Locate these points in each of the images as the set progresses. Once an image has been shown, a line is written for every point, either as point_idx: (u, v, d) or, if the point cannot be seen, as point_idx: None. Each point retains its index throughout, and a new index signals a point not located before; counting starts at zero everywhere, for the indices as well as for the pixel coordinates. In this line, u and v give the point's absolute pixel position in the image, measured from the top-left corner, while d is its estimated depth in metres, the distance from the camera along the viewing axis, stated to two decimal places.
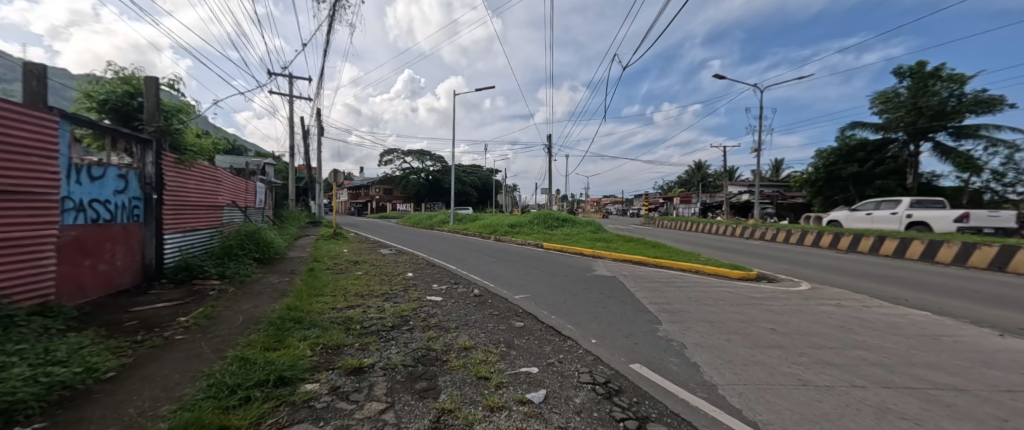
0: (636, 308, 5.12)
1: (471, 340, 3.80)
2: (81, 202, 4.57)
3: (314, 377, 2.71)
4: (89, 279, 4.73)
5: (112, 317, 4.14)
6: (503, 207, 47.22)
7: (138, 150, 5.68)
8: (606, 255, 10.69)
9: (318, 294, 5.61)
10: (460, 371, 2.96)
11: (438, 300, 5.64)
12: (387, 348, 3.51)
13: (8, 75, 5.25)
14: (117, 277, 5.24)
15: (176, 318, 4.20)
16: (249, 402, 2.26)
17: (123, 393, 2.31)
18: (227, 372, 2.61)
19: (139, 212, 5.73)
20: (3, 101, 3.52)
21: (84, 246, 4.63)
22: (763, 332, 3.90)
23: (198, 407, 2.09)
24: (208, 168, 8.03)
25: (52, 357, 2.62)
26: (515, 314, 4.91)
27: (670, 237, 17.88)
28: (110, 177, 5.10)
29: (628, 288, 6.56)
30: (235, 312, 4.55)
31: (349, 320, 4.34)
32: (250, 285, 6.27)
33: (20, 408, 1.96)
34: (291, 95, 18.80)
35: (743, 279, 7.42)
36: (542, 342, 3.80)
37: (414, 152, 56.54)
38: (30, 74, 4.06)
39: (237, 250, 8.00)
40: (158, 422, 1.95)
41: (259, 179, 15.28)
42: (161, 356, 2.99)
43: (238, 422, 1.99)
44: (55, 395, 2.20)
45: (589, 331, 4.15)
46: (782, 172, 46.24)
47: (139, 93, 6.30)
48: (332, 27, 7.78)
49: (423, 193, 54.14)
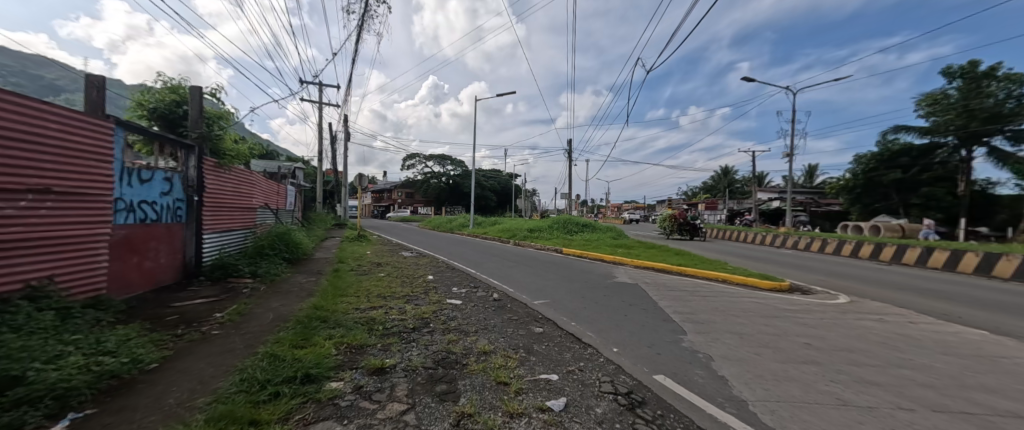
0: (659, 317, 4.98)
1: (490, 345, 3.80)
2: (131, 203, 4.91)
3: (339, 376, 2.79)
4: (136, 275, 5.05)
5: (155, 311, 4.39)
6: (521, 211, 47.20)
7: (182, 154, 6.05)
8: (628, 261, 10.48)
9: (343, 295, 5.78)
10: (480, 376, 2.97)
11: (458, 303, 5.70)
12: (408, 349, 3.56)
13: (73, 85, 5.75)
14: (159, 274, 5.55)
15: (212, 314, 4.42)
16: (278, 397, 2.34)
17: (163, 384, 2.44)
18: (258, 367, 2.72)
19: (182, 213, 6.08)
20: (74, 112, 3.94)
21: (132, 244, 4.96)
22: (796, 346, 3.71)
23: (231, 400, 2.19)
24: (245, 171, 8.48)
25: (102, 347, 2.81)
26: (534, 320, 4.90)
27: (656, 239, 19.45)
28: (157, 180, 5.44)
29: (650, 296, 6.40)
30: (265, 310, 4.76)
31: (372, 321, 4.45)
32: (280, 284, 6.53)
33: (75, 394, 2.13)
34: (321, 101, 19.56)
35: (773, 290, 7.08)
36: (562, 349, 3.75)
37: (435, 156, 57.23)
38: (91, 85, 4.41)
39: (269, 250, 8.36)
40: (196, 413, 2.05)
41: (289, 182, 15.90)
42: (198, 350, 3.15)
43: (269, 416, 2.07)
44: (104, 384, 2.35)
45: (609, 338, 4.09)
46: (816, 178, 43.81)
47: (185, 102, 6.73)
48: (361, 37, 8.05)
49: (443, 198, 54.82)
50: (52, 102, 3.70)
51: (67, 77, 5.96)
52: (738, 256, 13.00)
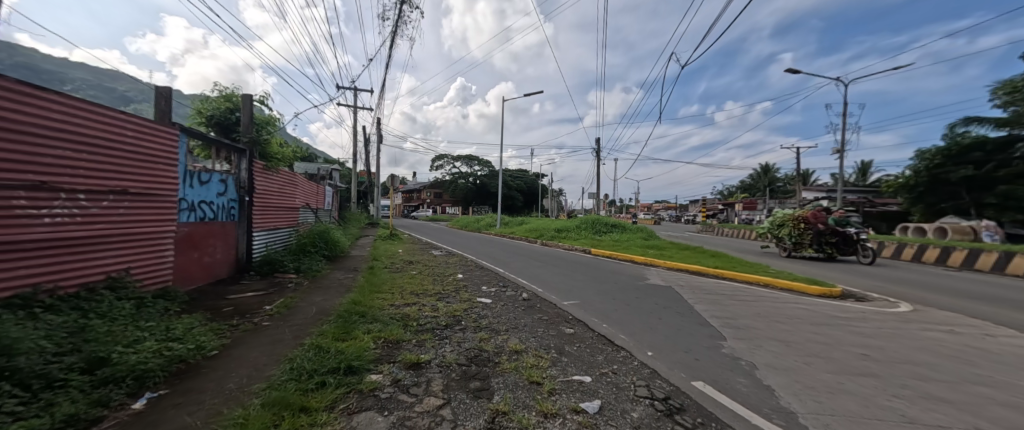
0: (696, 321, 4.79)
1: (522, 344, 3.82)
2: (193, 202, 5.36)
3: (378, 368, 2.90)
4: (197, 269, 5.50)
5: (213, 302, 4.76)
6: (548, 211, 46.83)
7: (235, 158, 6.52)
8: (660, 263, 10.16)
9: (378, 291, 5.99)
10: (512, 374, 2.99)
11: (488, 302, 5.76)
12: (442, 345, 3.65)
13: (143, 97, 6.36)
14: (216, 269, 6.00)
15: (263, 306, 4.74)
16: (324, 387, 2.48)
17: (223, 370, 2.64)
18: (305, 357, 2.89)
19: (235, 212, 6.55)
20: (143, 120, 4.31)
21: (193, 240, 5.40)
22: (851, 357, 3.44)
23: (283, 387, 2.34)
24: (289, 173, 9.01)
25: (171, 334, 3.09)
26: (565, 320, 4.86)
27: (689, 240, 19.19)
28: (214, 181, 5.90)
29: (685, 299, 6.18)
30: (309, 303, 5.03)
31: (407, 317, 4.59)
32: (321, 279, 6.88)
33: (150, 376, 2.36)
34: (356, 105, 20.36)
35: (822, 296, 6.62)
36: (594, 351, 3.70)
37: (464, 156, 58.03)
38: (160, 95, 4.85)
39: (311, 247, 8.83)
40: (253, 398, 2.21)
41: (327, 183, 16.68)
42: (251, 339, 3.39)
43: (317, 404, 2.19)
44: (174, 367, 2.59)
45: (643, 341, 3.99)
46: (870, 176, 40.35)
47: (238, 109, 7.25)
48: (394, 43, 8.31)
49: (471, 198, 55.43)
50: (130, 112, 4.14)
51: (139, 90, 6.60)
52: (778, 257, 12.36)
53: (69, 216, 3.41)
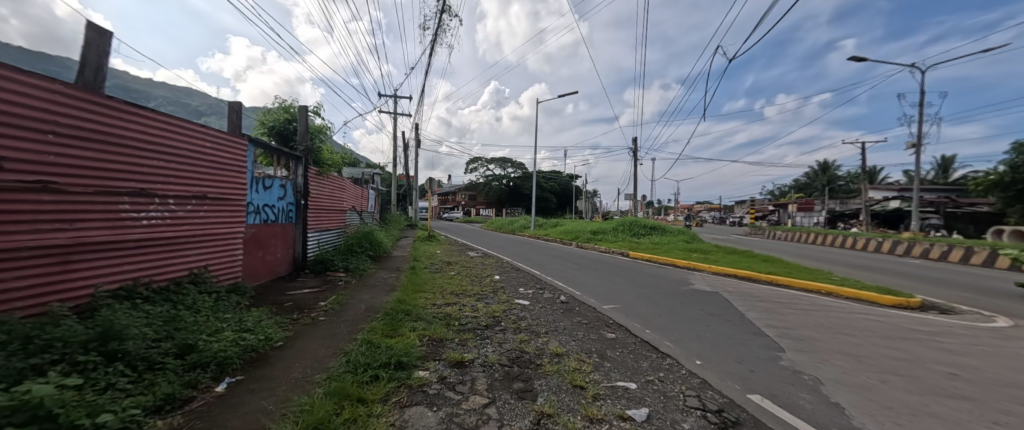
0: (749, 330, 4.50)
1: (563, 347, 3.79)
2: (258, 206, 5.86)
3: (425, 365, 3.02)
4: (261, 267, 6.00)
5: (275, 298, 5.18)
6: (584, 213, 46.03)
7: (292, 164, 7.04)
8: (706, 267, 9.65)
9: (420, 290, 6.22)
10: (555, 377, 2.98)
11: (527, 303, 5.77)
12: (483, 345, 3.72)
13: (214, 110, 7.06)
14: (277, 266, 6.52)
15: (318, 302, 5.10)
16: (377, 380, 2.61)
17: (289, 359, 2.87)
18: (359, 351, 3.07)
19: (293, 214, 7.07)
20: (220, 133, 4.81)
21: (259, 240, 5.90)
22: (937, 376, 3.08)
23: (341, 379, 2.50)
24: (339, 178, 9.57)
25: (244, 325, 3.41)
26: (606, 324, 4.76)
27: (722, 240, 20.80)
28: (276, 186, 6.41)
29: (735, 306, 5.84)
30: (358, 301, 5.32)
31: (449, 316, 4.72)
32: (367, 278, 7.26)
33: (229, 362, 2.63)
34: (396, 112, 21.18)
35: (897, 308, 5.97)
36: (638, 357, 3.60)
37: (499, 159, 58.55)
38: (232, 109, 5.36)
39: (357, 247, 9.34)
40: (315, 387, 2.37)
41: (370, 187, 17.51)
42: (311, 332, 3.65)
43: (372, 396, 2.32)
44: (248, 355, 2.86)
45: (691, 349, 3.83)
46: (954, 172, 35.71)
47: (295, 119, 7.83)
48: (433, 51, 8.57)
49: (506, 199, 55.77)
50: (210, 126, 4.63)
51: (213, 105, 7.32)
52: (841, 263, 11.31)
53: (161, 219, 3.87)
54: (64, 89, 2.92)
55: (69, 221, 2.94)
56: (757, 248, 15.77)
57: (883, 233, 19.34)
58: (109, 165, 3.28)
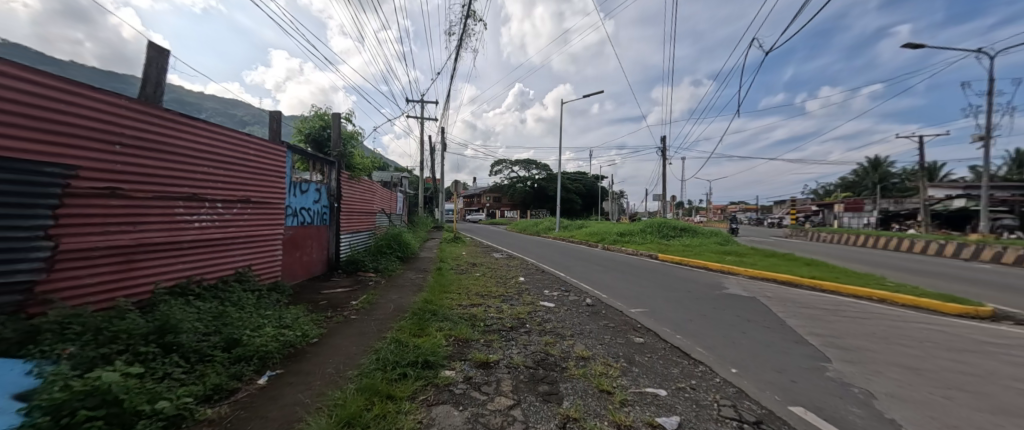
0: (790, 338, 4.28)
1: (588, 350, 3.75)
2: (295, 209, 6.18)
3: (451, 365, 3.07)
4: (298, 266, 6.31)
5: (311, 296, 5.44)
6: (610, 214, 45.19)
7: (326, 169, 7.36)
8: (740, 271, 9.25)
9: (447, 291, 6.33)
10: (581, 381, 2.96)
11: (552, 306, 5.76)
12: (508, 347, 3.74)
13: (257, 120, 7.52)
14: (313, 266, 6.83)
15: (350, 301, 5.31)
16: (405, 378, 2.70)
17: (324, 355, 3.02)
18: (389, 349, 3.17)
19: (327, 217, 7.39)
20: (263, 141, 5.14)
21: (296, 241, 6.21)
22: (1010, 394, 2.81)
23: (372, 375, 2.60)
24: (369, 182, 9.91)
25: (284, 322, 3.61)
26: (634, 328, 4.67)
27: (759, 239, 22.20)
28: (311, 190, 6.73)
29: (773, 311, 5.56)
30: (387, 300, 5.49)
31: (474, 317, 4.78)
32: (396, 278, 7.48)
33: (269, 356, 2.80)
34: (423, 117, 21.67)
35: (962, 317, 5.48)
36: (668, 363, 3.51)
37: (523, 161, 58.59)
38: (273, 118, 5.68)
39: (386, 249, 9.63)
40: (347, 382, 2.48)
41: (399, 190, 17.99)
42: (343, 330, 3.81)
43: (400, 393, 2.40)
44: (287, 350, 3.03)
45: (724, 356, 3.69)
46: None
47: (328, 126, 8.19)
48: (458, 56, 8.72)
49: (531, 201, 55.68)
50: (254, 135, 4.95)
51: (255, 115, 7.79)
52: (895, 267, 10.48)
53: (210, 222, 4.17)
54: (129, 105, 3.22)
55: (133, 224, 3.23)
56: (799, 251, 14.89)
57: (940, 235, 18.81)
58: (167, 172, 3.58)
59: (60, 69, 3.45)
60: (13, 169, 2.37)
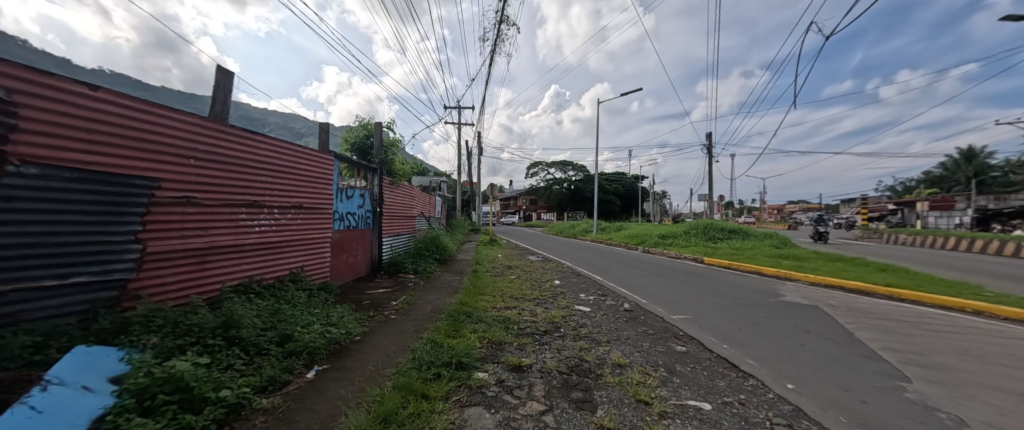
0: (859, 353, 3.91)
1: (625, 358, 3.67)
2: (341, 214, 6.57)
3: (484, 367, 3.13)
4: (345, 267, 6.70)
5: (356, 296, 5.76)
6: (651, 216, 43.50)
7: (369, 175, 7.76)
8: (800, 276, 8.59)
9: (482, 293, 6.44)
10: (616, 389, 2.90)
11: (587, 310, 5.67)
12: (542, 351, 3.74)
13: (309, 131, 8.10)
14: (358, 268, 7.22)
15: (391, 301, 5.56)
16: (440, 378, 2.79)
17: (365, 353, 3.20)
18: (425, 350, 3.29)
19: (370, 221, 7.78)
20: (314, 151, 5.53)
21: (342, 244, 6.59)
22: None
23: (408, 374, 2.71)
24: (409, 186, 10.31)
25: (330, 319, 3.86)
26: (675, 336, 4.49)
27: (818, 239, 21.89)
28: (356, 196, 7.12)
29: (833, 322, 5.12)
30: (425, 301, 5.69)
31: (508, 320, 4.83)
32: (434, 280, 7.72)
33: (317, 352, 3.00)
34: (460, 123, 22.18)
35: None
36: (713, 375, 3.34)
37: (559, 163, 58.13)
38: (324, 130, 6.10)
39: (425, 251, 9.96)
40: (385, 380, 2.61)
41: (437, 194, 18.54)
42: (384, 329, 4.01)
43: (434, 393, 2.49)
44: (333, 347, 3.24)
45: (778, 370, 3.46)
46: None
47: (371, 134, 8.64)
48: (493, 61, 8.86)
49: (567, 203, 55.05)
50: (306, 146, 5.34)
51: (307, 127, 8.40)
52: (992, 275, 9.19)
53: (269, 227, 4.55)
54: (202, 123, 3.62)
55: (204, 229, 3.61)
56: (872, 255, 13.48)
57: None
58: (233, 183, 3.97)
59: (150, 94, 3.97)
60: (108, 182, 2.75)
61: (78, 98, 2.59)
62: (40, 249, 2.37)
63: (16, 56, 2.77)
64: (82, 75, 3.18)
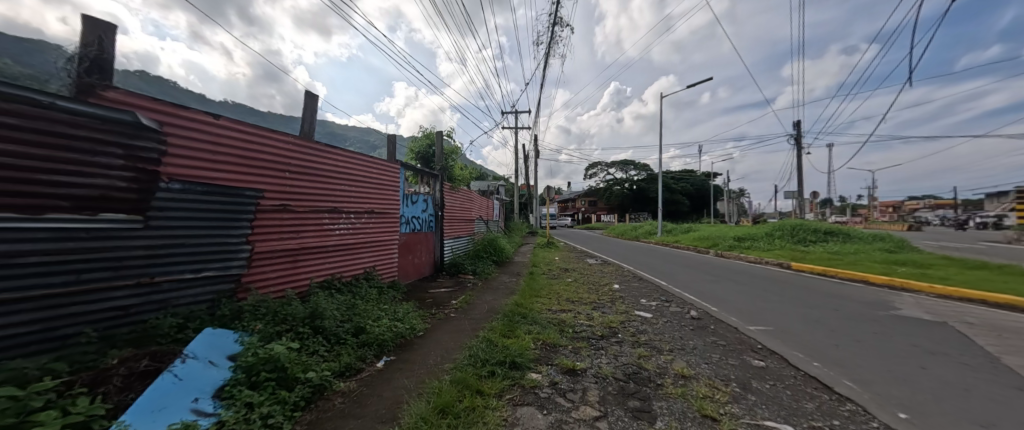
0: (1006, 383, 3.25)
1: (690, 369, 3.49)
2: (407, 218, 7.09)
3: (537, 368, 3.20)
4: (410, 267, 7.21)
5: (420, 294, 6.19)
6: (724, 217, 39.92)
7: (432, 181, 8.25)
8: (922, 287, 7.35)
9: (538, 295, 6.51)
10: (679, 402, 2.79)
11: (648, 316, 5.46)
12: (597, 356, 3.70)
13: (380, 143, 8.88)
14: (422, 268, 7.72)
15: (452, 300, 5.88)
16: (494, 375, 2.92)
17: (428, 347, 3.45)
18: (480, 348, 3.45)
19: (432, 224, 8.27)
20: (384, 161, 6.06)
21: (408, 246, 7.12)
22: None
23: (465, 370, 2.89)
24: (468, 191, 10.76)
25: (397, 315, 4.22)
26: (750, 349, 4.14)
27: (938, 240, 18.45)
28: (420, 201, 7.63)
29: (957, 342, 4.33)
30: (483, 301, 5.93)
31: (564, 323, 4.84)
32: (492, 281, 7.98)
33: (385, 343, 3.32)
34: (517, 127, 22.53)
35: None
36: (802, 395, 3.03)
37: (618, 162, 56.14)
38: (392, 141, 6.65)
39: (483, 253, 10.31)
40: (444, 374, 2.80)
41: (495, 198, 19.04)
42: (443, 326, 4.27)
43: (489, 389, 2.62)
44: (399, 340, 3.54)
45: (885, 396, 3.02)
46: None
47: (433, 143, 9.20)
48: (548, 64, 8.92)
49: (628, 204, 52.90)
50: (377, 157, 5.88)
51: (378, 139, 9.20)
52: None
53: (347, 230, 5.10)
54: (295, 141, 4.19)
55: (296, 233, 4.16)
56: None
57: None
58: (318, 191, 4.53)
59: (258, 118, 4.70)
60: (226, 193, 3.33)
61: (206, 127, 3.18)
62: (183, 248, 2.96)
63: (169, 96, 3.48)
64: (208, 106, 3.88)
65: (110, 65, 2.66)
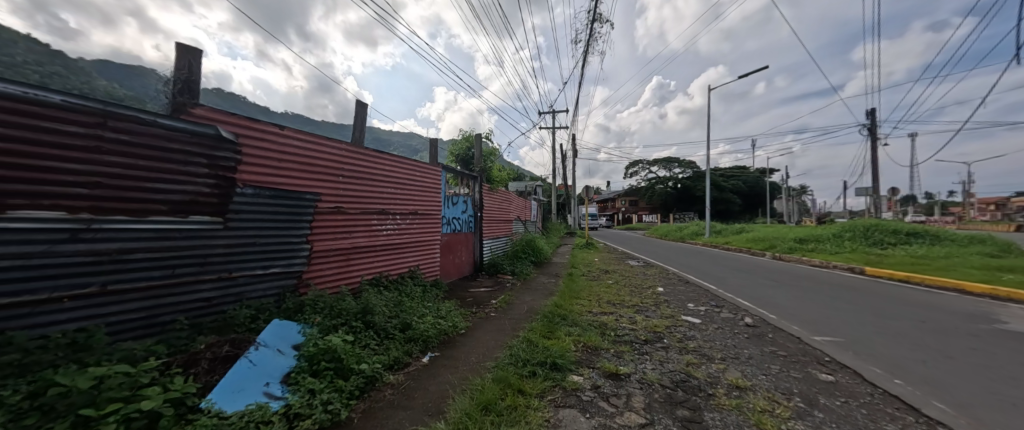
0: None
1: (744, 380, 3.29)
2: (448, 218, 7.31)
3: (579, 371, 3.17)
4: (451, 267, 7.43)
5: (461, 293, 6.36)
6: (782, 216, 36.90)
7: (471, 183, 8.44)
8: None
9: (578, 297, 6.44)
10: (733, 414, 2.65)
11: (696, 322, 5.21)
12: (642, 361, 3.60)
13: (422, 146, 9.22)
14: (462, 267, 7.92)
15: (492, 300, 5.99)
16: (535, 376, 2.95)
17: (469, 345, 3.55)
18: (521, 347, 3.49)
19: (472, 225, 8.45)
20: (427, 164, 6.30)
21: (449, 246, 7.33)
22: None
23: (506, 368, 2.94)
24: (507, 191, 10.87)
25: (440, 312, 4.37)
26: (813, 361, 3.82)
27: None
28: (460, 202, 7.83)
29: None
30: (523, 301, 5.97)
31: (605, 326, 4.75)
32: (531, 282, 8.00)
33: (429, 340, 3.46)
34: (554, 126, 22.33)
35: None
36: (879, 416, 2.75)
37: (662, 160, 53.84)
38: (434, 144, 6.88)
39: (521, 253, 10.36)
40: (486, 372, 2.87)
41: (533, 198, 18.98)
42: (484, 325, 4.35)
43: (531, 389, 2.66)
44: (442, 337, 3.68)
45: (985, 422, 2.66)
46: None
47: (472, 145, 9.39)
48: (587, 62, 8.77)
49: (672, 204, 50.59)
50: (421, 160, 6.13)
51: (421, 143, 9.56)
52: None
53: (393, 230, 5.36)
54: (348, 147, 4.49)
55: (349, 233, 4.45)
56: None
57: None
58: (368, 194, 4.81)
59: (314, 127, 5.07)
60: (290, 197, 3.65)
61: (273, 137, 3.50)
62: (254, 247, 3.29)
63: (241, 110, 3.87)
64: (272, 118, 4.25)
65: (197, 86, 3.00)
